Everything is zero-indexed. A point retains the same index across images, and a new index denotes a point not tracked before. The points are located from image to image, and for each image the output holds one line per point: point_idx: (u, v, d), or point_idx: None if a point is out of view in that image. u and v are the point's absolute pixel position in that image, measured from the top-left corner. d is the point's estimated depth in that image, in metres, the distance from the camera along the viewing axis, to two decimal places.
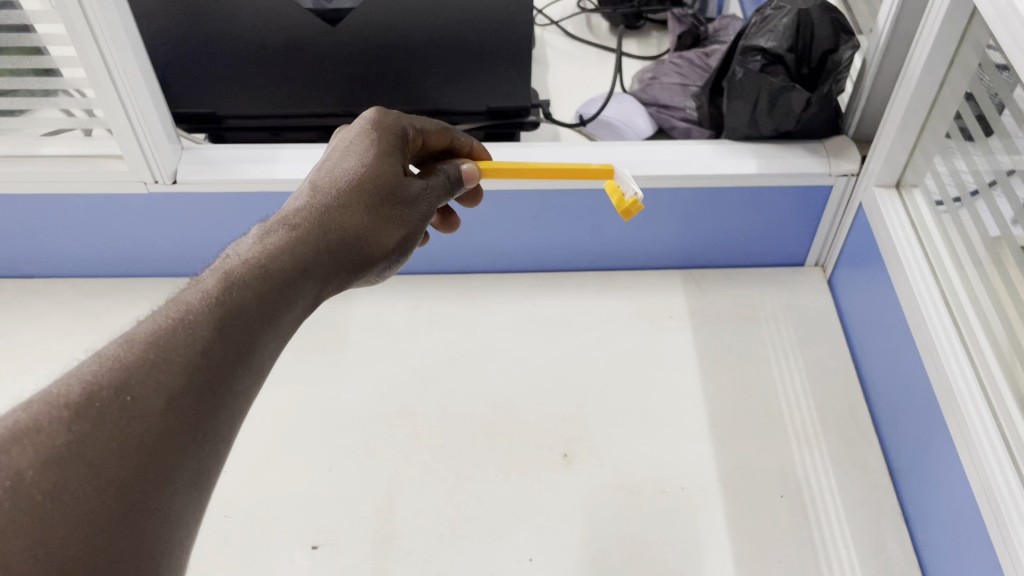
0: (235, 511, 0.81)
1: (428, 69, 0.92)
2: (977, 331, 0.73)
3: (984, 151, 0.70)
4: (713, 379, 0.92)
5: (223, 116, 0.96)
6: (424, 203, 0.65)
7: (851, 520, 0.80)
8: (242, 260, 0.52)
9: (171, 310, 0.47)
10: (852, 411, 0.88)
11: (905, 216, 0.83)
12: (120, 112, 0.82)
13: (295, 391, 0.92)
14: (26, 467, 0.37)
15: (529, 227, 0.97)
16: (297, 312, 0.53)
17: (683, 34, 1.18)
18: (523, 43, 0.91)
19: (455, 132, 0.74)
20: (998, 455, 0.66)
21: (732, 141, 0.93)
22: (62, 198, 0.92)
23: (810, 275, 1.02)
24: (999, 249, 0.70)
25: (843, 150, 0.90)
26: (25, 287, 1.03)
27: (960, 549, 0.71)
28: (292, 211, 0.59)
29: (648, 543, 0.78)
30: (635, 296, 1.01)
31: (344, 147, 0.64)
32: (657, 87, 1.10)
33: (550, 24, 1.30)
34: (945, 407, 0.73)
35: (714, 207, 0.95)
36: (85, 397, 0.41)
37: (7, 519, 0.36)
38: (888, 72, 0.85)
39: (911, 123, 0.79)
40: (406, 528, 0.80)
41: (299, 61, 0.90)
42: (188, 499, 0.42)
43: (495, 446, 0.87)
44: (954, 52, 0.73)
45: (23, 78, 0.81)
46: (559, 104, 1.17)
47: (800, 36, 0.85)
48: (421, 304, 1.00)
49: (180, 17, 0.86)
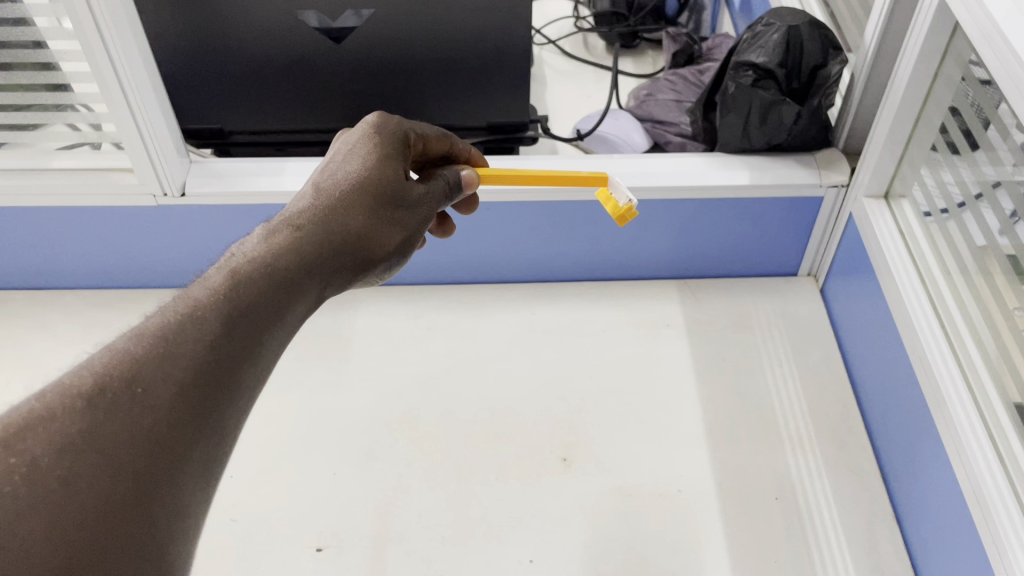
0: (241, 515, 0.83)
1: (431, 85, 0.95)
2: (965, 337, 0.75)
3: (970, 164, 0.73)
4: (708, 385, 0.94)
5: (229, 132, 0.99)
6: (424, 208, 0.67)
7: (844, 521, 0.81)
8: (248, 259, 0.54)
9: (179, 305, 0.49)
10: (845, 415, 0.90)
11: (895, 226, 0.85)
12: (131, 126, 0.84)
13: (298, 399, 0.93)
14: (41, 453, 0.39)
15: (528, 238, 0.99)
16: (299, 310, 0.55)
17: (677, 53, 1.22)
18: (521, 59, 0.94)
19: (454, 138, 0.76)
20: (986, 456, 0.68)
21: (725, 153, 0.96)
22: (70, 211, 0.94)
23: (803, 284, 1.04)
24: (986, 259, 0.72)
25: (833, 161, 0.92)
26: (33, 298, 1.05)
27: (950, 546, 0.72)
28: (296, 212, 0.60)
29: (646, 546, 0.80)
30: (632, 305, 1.03)
31: (347, 150, 0.66)
32: (652, 103, 1.13)
33: (547, 43, 1.33)
34: (935, 411, 0.74)
35: (707, 218, 0.97)
36: (97, 387, 0.42)
37: (23, 503, 0.37)
38: (875, 87, 0.88)
39: (898, 135, 0.82)
40: (408, 531, 0.81)
41: (306, 76, 0.93)
42: (196, 488, 0.43)
43: (496, 451, 0.88)
44: (939, 66, 0.76)
45: (37, 93, 0.84)
46: (556, 120, 1.20)
47: (790, 51, 0.88)
48: (422, 314, 1.02)
49: (190, 34, 0.89)
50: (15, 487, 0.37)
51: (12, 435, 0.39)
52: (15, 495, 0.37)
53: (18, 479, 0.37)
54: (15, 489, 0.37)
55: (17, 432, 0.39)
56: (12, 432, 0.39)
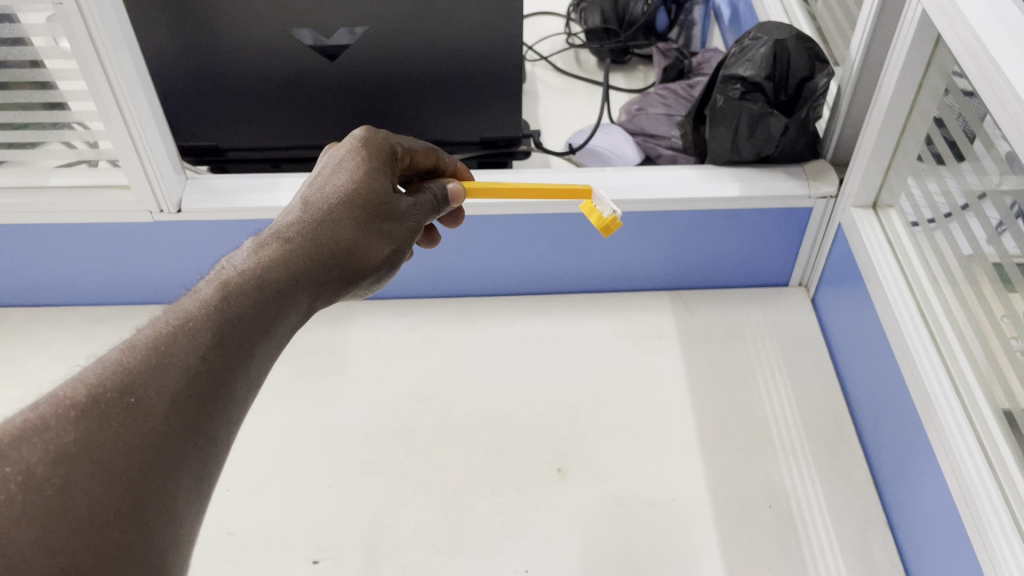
0: (238, 528, 0.83)
1: (423, 102, 0.97)
2: (954, 344, 0.76)
3: (955, 175, 0.74)
4: (701, 395, 0.94)
5: (226, 149, 1.00)
6: (413, 219, 0.68)
7: (837, 527, 0.82)
8: (238, 271, 0.55)
9: (171, 317, 0.50)
10: (837, 424, 0.91)
11: (882, 236, 0.86)
12: (127, 143, 0.85)
13: (293, 412, 0.93)
14: (36, 462, 0.39)
15: (522, 251, 1.00)
16: (290, 321, 0.55)
17: (668, 67, 1.24)
18: (513, 76, 0.96)
19: (441, 153, 0.77)
20: (976, 463, 0.68)
21: (716, 165, 0.97)
22: (66, 228, 0.95)
23: (794, 294, 1.05)
24: (973, 267, 0.73)
25: (822, 172, 0.93)
26: (30, 315, 1.05)
27: (941, 550, 0.73)
28: (285, 224, 0.61)
29: (643, 554, 0.80)
30: (625, 317, 1.03)
31: (335, 163, 0.67)
32: (644, 118, 1.15)
33: (539, 59, 1.35)
34: (925, 418, 0.75)
35: (699, 230, 0.98)
36: (91, 398, 0.43)
37: (19, 510, 0.37)
38: (861, 100, 0.89)
39: (884, 146, 0.83)
40: (404, 542, 0.82)
41: (301, 94, 0.95)
42: (191, 497, 0.44)
43: (491, 463, 0.88)
44: (922, 78, 0.77)
45: (34, 111, 0.85)
46: (549, 134, 1.21)
47: (778, 64, 0.90)
48: (417, 327, 1.02)
49: (186, 54, 0.90)
50: (13, 495, 0.38)
51: (6, 445, 0.39)
52: (11, 502, 0.37)
53: (15, 487, 0.38)
54: (11, 496, 0.38)
55: (12, 441, 0.40)
56: (7, 443, 0.39)
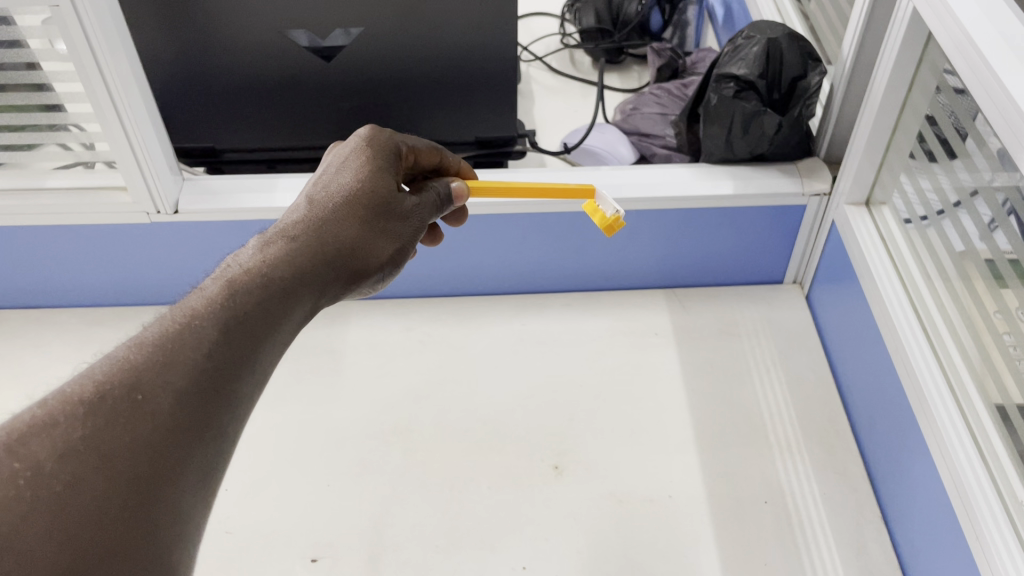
0: (236, 527, 0.83)
1: (419, 102, 0.97)
2: (946, 339, 0.76)
3: (948, 172, 0.74)
4: (697, 392, 0.95)
5: (222, 150, 1.01)
6: (417, 218, 0.68)
7: (832, 522, 0.83)
8: (244, 269, 0.55)
9: (177, 314, 0.50)
10: (832, 420, 0.92)
11: (877, 233, 0.87)
12: (125, 144, 0.85)
13: (290, 412, 0.94)
14: (44, 458, 0.40)
15: (518, 249, 1.01)
16: (294, 319, 0.56)
17: (662, 67, 1.25)
18: (507, 76, 0.96)
19: (444, 152, 0.77)
20: (969, 457, 0.69)
21: (710, 164, 0.97)
22: (63, 230, 0.95)
23: (789, 291, 1.06)
24: (965, 264, 0.74)
25: (815, 170, 0.94)
26: (26, 317, 1.06)
27: (935, 544, 0.74)
28: (289, 223, 0.62)
29: (639, 549, 0.81)
30: (620, 315, 1.04)
31: (340, 161, 0.67)
32: (638, 117, 1.15)
33: (533, 59, 1.35)
34: (918, 413, 0.76)
35: (694, 228, 0.99)
36: (98, 395, 0.43)
37: (27, 506, 0.38)
38: (854, 98, 0.90)
39: (878, 143, 0.84)
40: (402, 539, 0.82)
41: (297, 95, 0.95)
42: (196, 492, 0.44)
43: (488, 461, 0.89)
44: (916, 76, 0.78)
45: (31, 113, 0.85)
46: (544, 135, 1.22)
47: (771, 63, 0.90)
48: (414, 327, 1.03)
49: (181, 56, 0.90)
50: (20, 491, 0.38)
51: (15, 441, 0.40)
52: (18, 498, 0.38)
53: (23, 483, 0.38)
54: (18, 492, 0.38)
55: (20, 437, 0.40)
56: (14, 439, 0.40)
